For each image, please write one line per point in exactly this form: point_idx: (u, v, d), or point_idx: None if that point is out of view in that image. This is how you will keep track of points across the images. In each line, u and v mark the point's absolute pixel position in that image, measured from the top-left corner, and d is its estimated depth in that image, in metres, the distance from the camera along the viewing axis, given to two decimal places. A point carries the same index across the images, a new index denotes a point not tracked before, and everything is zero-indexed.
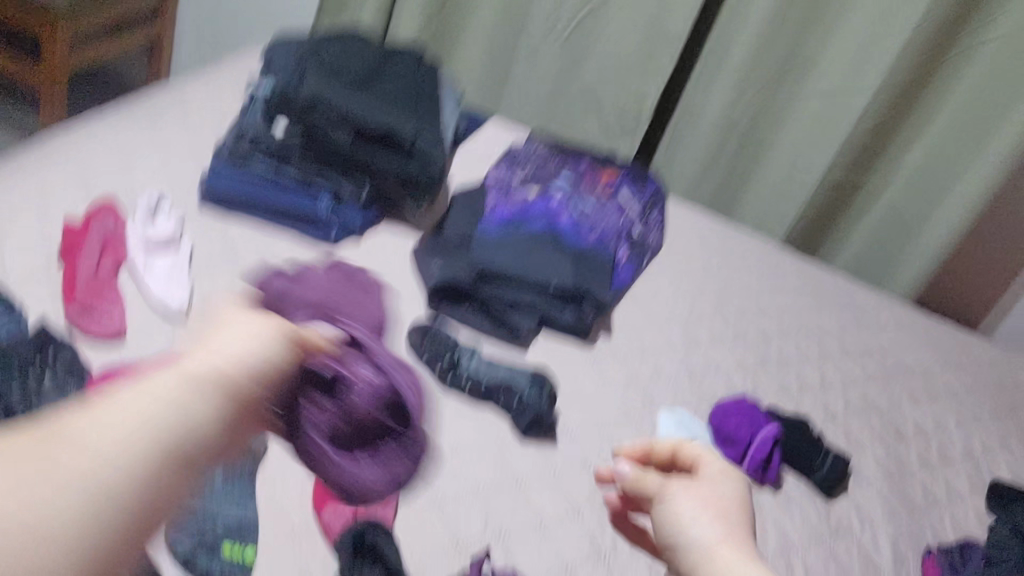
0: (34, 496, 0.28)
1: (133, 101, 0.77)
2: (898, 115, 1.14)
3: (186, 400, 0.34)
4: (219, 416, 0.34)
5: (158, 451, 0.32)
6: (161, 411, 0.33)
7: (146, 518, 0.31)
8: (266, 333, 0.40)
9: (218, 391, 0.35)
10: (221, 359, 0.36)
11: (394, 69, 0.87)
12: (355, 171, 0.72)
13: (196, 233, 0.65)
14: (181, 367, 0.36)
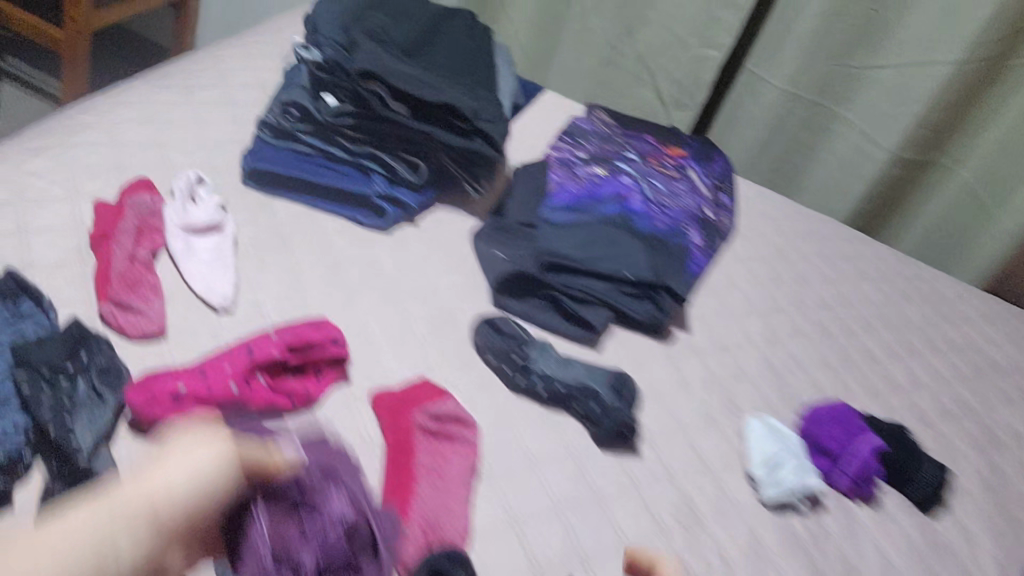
0: None
1: (174, 71, 0.72)
2: (972, 100, 1.04)
3: (102, 527, 0.29)
4: (151, 548, 0.30)
5: (86, 575, 0.28)
6: (68, 543, 0.28)
7: None
8: (211, 457, 0.33)
9: (150, 518, 0.30)
10: (161, 481, 0.32)
11: (447, 36, 0.81)
12: (410, 147, 0.66)
13: (239, 213, 0.60)
14: (113, 491, 0.31)
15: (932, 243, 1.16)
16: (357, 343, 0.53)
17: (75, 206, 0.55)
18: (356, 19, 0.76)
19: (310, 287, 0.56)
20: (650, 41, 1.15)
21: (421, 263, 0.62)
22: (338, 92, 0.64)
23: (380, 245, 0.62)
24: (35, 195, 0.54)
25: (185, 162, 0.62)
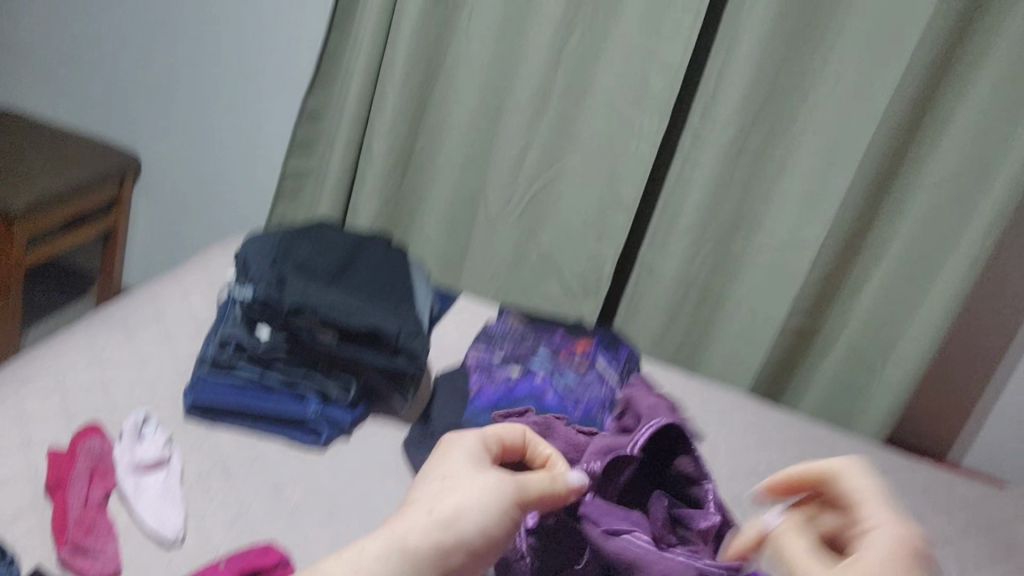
0: (443, 546, 0.43)
1: (112, 313, 0.77)
2: (842, 270, 1.20)
3: (492, 510, 0.45)
4: (509, 529, 0.46)
5: (500, 523, 0.45)
6: (477, 519, 0.44)
7: (477, 558, 0.44)
8: (529, 480, 0.48)
9: (514, 506, 0.46)
10: (511, 482, 0.47)
11: (366, 259, 0.89)
12: (340, 369, 0.72)
13: (185, 447, 0.64)
14: (496, 480, 0.46)
15: (831, 402, 1.27)
16: (306, 561, 0.57)
17: (27, 455, 0.58)
18: (285, 250, 0.84)
19: (258, 511, 0.59)
20: (552, 241, 1.27)
21: (360, 477, 0.66)
22: (273, 324, 0.71)
23: (319, 464, 0.66)
24: None
25: (130, 402, 0.67)
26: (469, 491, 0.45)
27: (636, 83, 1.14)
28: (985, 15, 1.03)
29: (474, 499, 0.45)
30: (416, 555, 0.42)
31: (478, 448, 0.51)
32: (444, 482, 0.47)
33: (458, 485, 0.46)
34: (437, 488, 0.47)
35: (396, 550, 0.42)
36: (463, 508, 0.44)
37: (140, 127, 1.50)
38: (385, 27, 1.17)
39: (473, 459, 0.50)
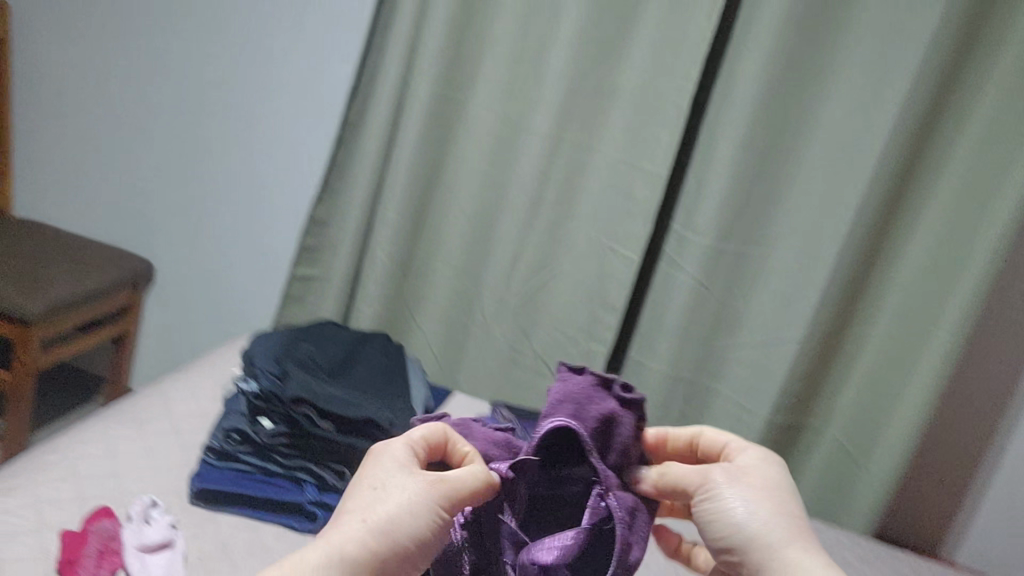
0: (380, 549, 0.53)
1: (125, 407, 0.83)
2: (825, 367, 1.25)
3: (421, 513, 0.55)
4: (439, 527, 0.56)
5: (429, 524, 0.55)
6: (409, 523, 0.55)
7: (414, 555, 0.55)
8: (461, 480, 0.58)
9: (443, 508, 0.56)
10: (441, 485, 0.57)
11: (365, 356, 0.94)
12: (337, 459, 0.76)
13: (188, 530, 0.68)
14: (426, 485, 0.57)
15: (819, 497, 1.29)
16: None
17: (41, 534, 0.62)
18: (289, 347, 0.89)
19: None
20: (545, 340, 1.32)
21: None
22: (274, 415, 0.76)
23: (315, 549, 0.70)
24: (6, 529, 0.62)
25: (138, 487, 0.71)
26: (400, 496, 0.56)
27: (620, 192, 1.21)
28: (942, 128, 1.11)
29: (405, 507, 0.55)
30: (354, 561, 0.52)
31: (410, 452, 0.60)
32: (376, 492, 0.56)
33: (388, 496, 0.56)
34: (372, 495, 0.56)
35: (336, 555, 0.51)
36: (395, 519, 0.54)
37: (158, 236, 1.59)
38: (388, 142, 1.27)
39: (406, 465, 0.59)
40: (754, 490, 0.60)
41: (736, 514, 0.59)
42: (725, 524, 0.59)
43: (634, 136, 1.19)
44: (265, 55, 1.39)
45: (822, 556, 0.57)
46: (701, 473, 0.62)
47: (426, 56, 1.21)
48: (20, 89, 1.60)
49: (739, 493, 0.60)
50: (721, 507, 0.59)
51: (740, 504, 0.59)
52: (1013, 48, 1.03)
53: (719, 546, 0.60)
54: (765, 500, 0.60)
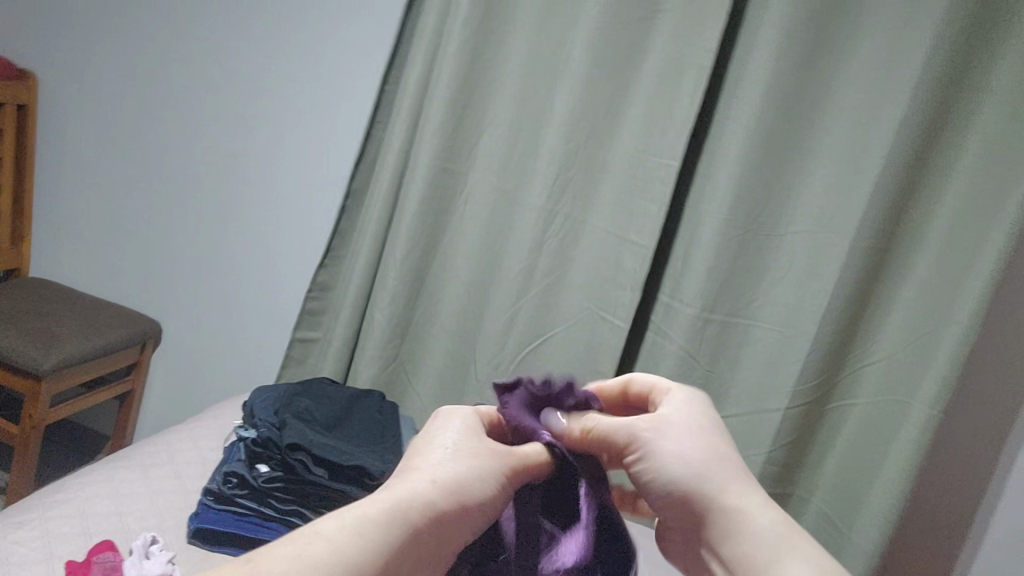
0: (442, 509, 0.54)
1: (132, 454, 0.88)
2: (809, 435, 1.28)
3: (478, 483, 0.57)
4: (491, 500, 0.58)
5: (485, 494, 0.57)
6: (469, 488, 0.57)
7: (465, 523, 0.56)
8: (511, 460, 0.61)
9: (497, 483, 0.59)
10: (495, 461, 0.60)
11: (359, 413, 0.98)
12: (328, 505, 0.81)
13: (184, 568, 0.72)
14: (483, 458, 0.59)
15: None
16: None
17: (49, 565, 0.67)
18: (288, 401, 0.95)
19: None
20: None
21: None
22: (272, 462, 0.81)
23: None
24: (17, 559, 0.67)
25: (140, 527, 0.75)
26: (459, 462, 0.58)
27: (608, 262, 1.27)
28: (918, 205, 1.17)
29: (466, 472, 0.57)
30: (411, 521, 0.52)
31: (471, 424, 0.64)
32: (439, 459, 0.58)
33: (451, 463, 0.58)
34: (432, 462, 0.58)
35: (402, 512, 0.52)
36: (457, 481, 0.56)
37: (166, 299, 1.65)
38: (390, 211, 1.35)
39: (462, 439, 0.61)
40: (686, 437, 0.64)
41: (672, 467, 0.62)
42: (665, 478, 0.62)
43: (622, 209, 1.26)
44: (278, 128, 1.48)
45: (754, 501, 0.61)
46: (630, 425, 0.65)
47: (427, 131, 1.29)
48: (43, 159, 1.70)
49: (671, 446, 0.63)
50: (652, 464, 0.62)
51: (674, 459, 0.62)
52: (980, 132, 1.10)
53: (658, 498, 0.63)
54: (699, 449, 0.63)
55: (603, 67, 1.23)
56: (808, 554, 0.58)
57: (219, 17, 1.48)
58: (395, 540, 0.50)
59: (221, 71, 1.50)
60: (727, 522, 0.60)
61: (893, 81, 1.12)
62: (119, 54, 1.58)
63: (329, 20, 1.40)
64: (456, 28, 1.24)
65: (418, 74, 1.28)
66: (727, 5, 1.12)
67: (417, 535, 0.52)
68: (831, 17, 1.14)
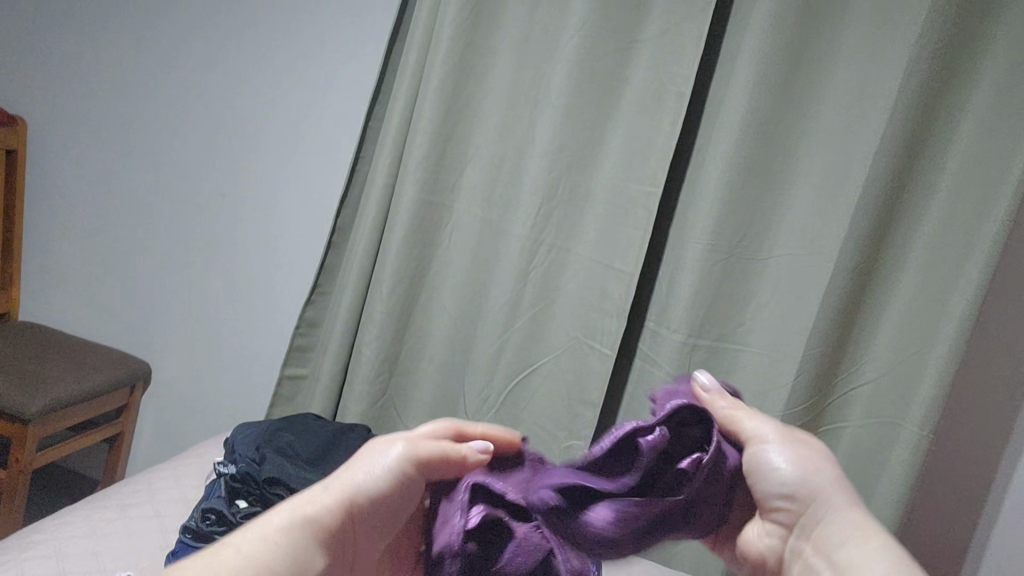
0: (348, 505, 0.65)
1: (112, 495, 0.88)
2: None
3: (388, 475, 0.68)
4: (395, 485, 0.68)
5: (397, 482, 0.68)
6: (374, 481, 0.67)
7: (373, 508, 0.66)
8: (421, 451, 0.69)
9: (402, 470, 0.68)
10: (400, 453, 0.69)
11: (345, 442, 0.99)
12: None
13: None
14: (391, 452, 0.69)
15: None
16: None
17: None
18: (271, 433, 0.96)
19: None
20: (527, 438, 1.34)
21: None
22: (250, 497, 0.84)
23: None
24: None
25: (117, 567, 0.75)
26: (378, 456, 0.69)
27: (594, 290, 1.27)
28: (900, 225, 1.17)
29: (378, 469, 0.67)
30: (316, 522, 0.61)
31: (398, 439, 0.71)
32: (363, 461, 0.69)
33: (370, 464, 0.68)
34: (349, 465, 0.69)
35: (304, 515, 0.61)
36: (366, 480, 0.66)
37: (156, 341, 1.65)
38: (376, 245, 1.35)
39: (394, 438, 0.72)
40: (804, 456, 0.68)
41: (784, 467, 0.67)
42: (778, 473, 0.67)
43: (606, 237, 1.25)
44: (264, 166, 1.49)
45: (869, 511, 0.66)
46: (759, 424, 0.70)
47: (410, 164, 1.30)
48: (35, 207, 1.71)
49: (782, 452, 0.67)
50: (762, 458, 0.68)
51: (784, 461, 0.67)
52: (958, 151, 1.11)
53: (775, 494, 0.67)
54: (815, 461, 0.68)
55: (583, 98, 1.24)
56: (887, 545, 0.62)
57: (208, 60, 1.50)
58: (300, 538, 0.60)
59: (209, 112, 1.52)
60: (825, 529, 0.64)
61: (867, 105, 1.14)
62: (111, 100, 1.60)
63: (315, 59, 1.42)
64: (439, 63, 1.25)
65: (401, 109, 1.29)
66: (703, 35, 1.13)
67: (319, 531, 0.61)
68: (806, 42, 1.16)
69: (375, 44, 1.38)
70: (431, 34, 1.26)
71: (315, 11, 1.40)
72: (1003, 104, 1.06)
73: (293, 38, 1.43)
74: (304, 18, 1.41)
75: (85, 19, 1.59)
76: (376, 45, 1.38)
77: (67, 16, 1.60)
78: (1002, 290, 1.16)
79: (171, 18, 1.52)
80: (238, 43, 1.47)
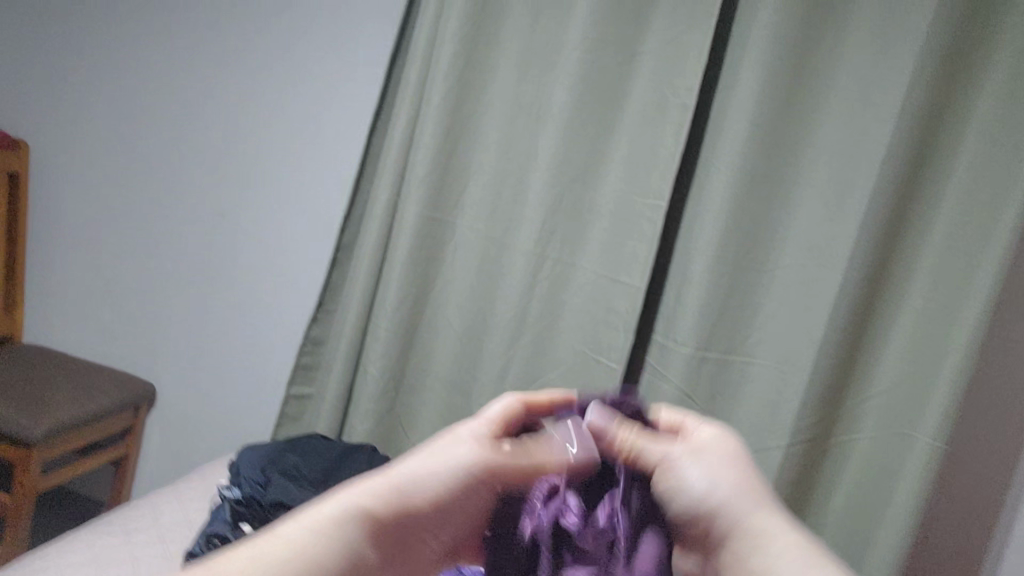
0: (413, 501, 0.62)
1: (115, 521, 0.87)
2: (812, 473, 1.24)
3: (460, 471, 0.64)
4: (469, 485, 0.64)
5: (470, 480, 0.64)
6: (444, 476, 0.63)
7: (441, 505, 0.62)
8: (501, 454, 0.66)
9: (478, 472, 0.64)
10: (477, 451, 0.65)
11: (351, 463, 0.99)
12: None
13: None
14: (471, 449, 0.65)
15: None
16: None
17: None
18: (278, 453, 0.96)
19: None
20: None
21: None
22: (254, 521, 0.84)
23: None
24: None
25: None
26: (458, 446, 0.66)
27: (599, 304, 1.26)
28: (907, 234, 1.15)
29: (452, 463, 0.64)
30: (367, 520, 0.59)
31: (478, 428, 0.68)
32: (442, 448, 0.65)
33: (446, 456, 0.64)
34: (429, 444, 0.66)
35: (360, 509, 0.59)
36: (434, 475, 0.63)
37: (160, 362, 1.64)
38: (379, 262, 1.34)
39: (482, 423, 0.69)
40: (719, 464, 0.63)
41: (698, 481, 0.62)
42: (691, 495, 0.62)
43: (611, 251, 1.24)
44: (266, 185, 1.49)
45: (794, 519, 0.61)
46: (669, 446, 0.65)
47: (412, 181, 1.29)
48: (38, 229, 1.70)
49: (695, 471, 0.63)
50: (680, 480, 0.63)
51: (698, 478, 0.62)
52: (964, 158, 1.09)
53: (683, 520, 0.63)
54: (723, 466, 0.63)
55: (585, 112, 1.24)
56: (814, 553, 0.58)
57: (209, 80, 1.50)
58: (351, 534, 0.57)
59: (211, 132, 1.52)
60: (748, 546, 0.59)
61: (872, 113, 1.13)
62: (112, 121, 1.60)
63: (316, 78, 1.42)
64: (440, 79, 1.25)
65: (403, 125, 1.29)
66: (706, 46, 1.12)
67: (371, 528, 0.59)
68: (807, 54, 1.16)
69: (375, 61, 1.38)
70: (432, 50, 1.26)
71: (316, 30, 1.40)
72: (1009, 108, 1.04)
73: (294, 57, 1.43)
74: (305, 36, 1.41)
75: (85, 41, 1.59)
76: (377, 63, 1.37)
77: (67, 39, 1.61)
78: (1012, 298, 1.14)
79: (172, 39, 1.52)
80: (239, 62, 1.47)
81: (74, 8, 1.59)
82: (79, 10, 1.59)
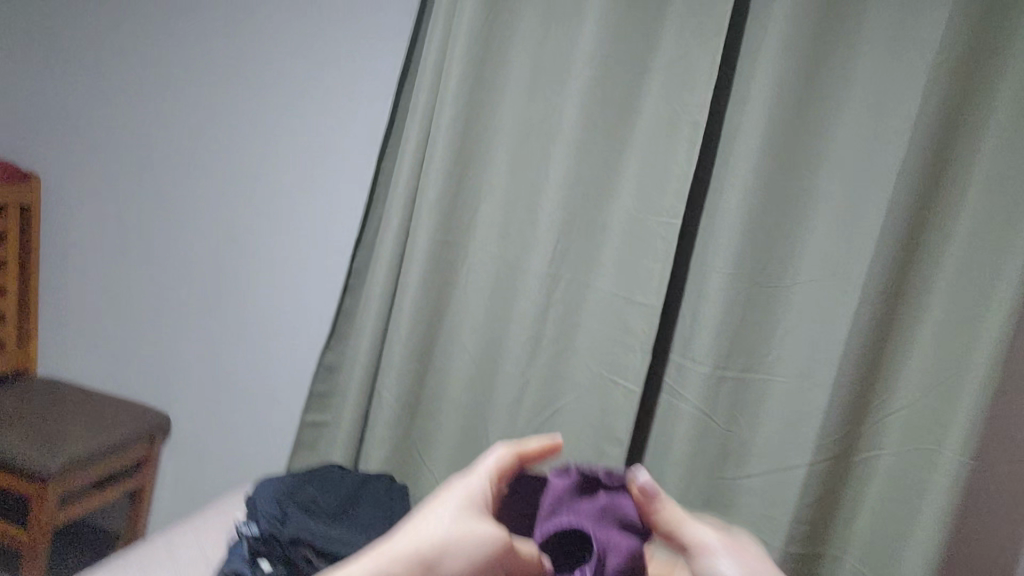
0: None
1: (132, 560, 0.86)
2: (837, 492, 1.21)
3: (479, 554, 0.65)
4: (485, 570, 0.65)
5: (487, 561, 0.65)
6: (468, 556, 0.65)
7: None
8: (506, 540, 0.67)
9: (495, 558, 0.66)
10: (491, 535, 0.67)
11: (369, 493, 0.98)
12: None
13: None
14: (483, 530, 0.67)
15: None
16: None
17: None
18: (295, 485, 0.94)
19: None
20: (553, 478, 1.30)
21: None
22: (273, 557, 0.84)
23: None
24: None
25: None
26: (474, 523, 0.67)
27: (615, 325, 1.24)
28: (927, 246, 1.13)
29: (472, 541, 0.66)
30: None
31: (480, 505, 0.70)
32: (457, 519, 0.67)
33: (463, 530, 0.66)
34: (448, 511, 0.68)
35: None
36: (459, 550, 0.65)
37: (174, 392, 1.64)
38: (392, 288, 1.34)
39: (483, 494, 0.72)
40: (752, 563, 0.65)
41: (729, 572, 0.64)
42: None
43: (625, 271, 1.23)
44: (277, 212, 1.48)
45: None
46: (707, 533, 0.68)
47: (424, 204, 1.28)
48: (49, 262, 1.71)
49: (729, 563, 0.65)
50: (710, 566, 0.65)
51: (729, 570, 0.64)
52: (981, 169, 1.07)
53: None
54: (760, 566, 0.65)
55: (595, 131, 1.23)
56: None
57: (217, 109, 1.50)
58: None
59: (221, 160, 1.52)
60: None
61: (887, 125, 1.11)
62: (121, 153, 1.60)
63: (325, 104, 1.42)
64: (449, 102, 1.25)
65: (412, 150, 1.28)
66: (716, 62, 1.11)
67: None
68: (818, 67, 1.15)
69: (384, 87, 1.37)
70: (440, 74, 1.26)
71: (324, 56, 1.40)
72: None
73: (302, 84, 1.43)
74: (313, 62, 1.41)
75: (94, 74, 1.60)
76: (385, 88, 1.37)
77: (76, 72, 1.62)
78: None
79: (181, 69, 1.53)
80: (247, 91, 1.48)
81: (83, 41, 1.60)
82: (88, 44, 1.60)
